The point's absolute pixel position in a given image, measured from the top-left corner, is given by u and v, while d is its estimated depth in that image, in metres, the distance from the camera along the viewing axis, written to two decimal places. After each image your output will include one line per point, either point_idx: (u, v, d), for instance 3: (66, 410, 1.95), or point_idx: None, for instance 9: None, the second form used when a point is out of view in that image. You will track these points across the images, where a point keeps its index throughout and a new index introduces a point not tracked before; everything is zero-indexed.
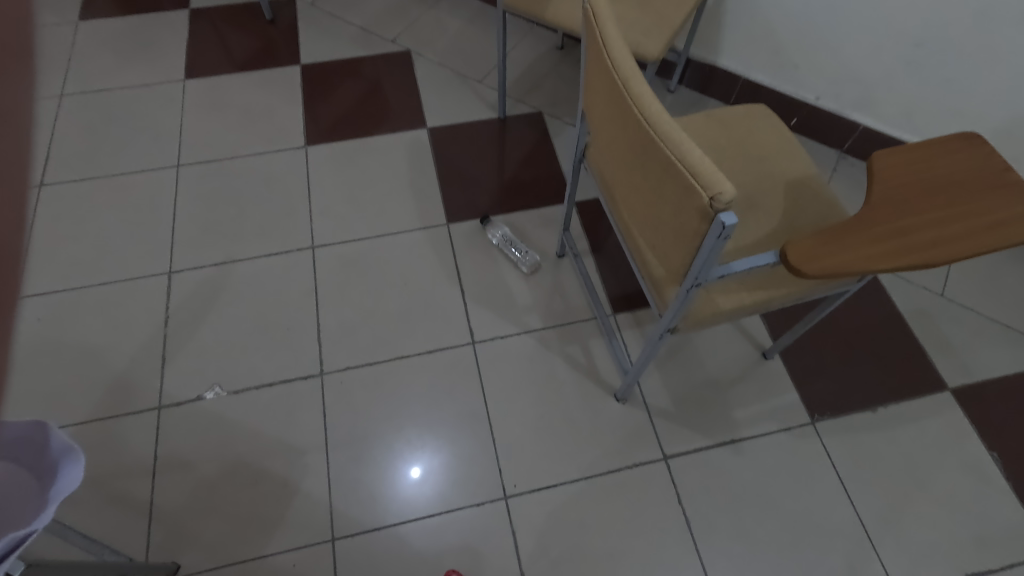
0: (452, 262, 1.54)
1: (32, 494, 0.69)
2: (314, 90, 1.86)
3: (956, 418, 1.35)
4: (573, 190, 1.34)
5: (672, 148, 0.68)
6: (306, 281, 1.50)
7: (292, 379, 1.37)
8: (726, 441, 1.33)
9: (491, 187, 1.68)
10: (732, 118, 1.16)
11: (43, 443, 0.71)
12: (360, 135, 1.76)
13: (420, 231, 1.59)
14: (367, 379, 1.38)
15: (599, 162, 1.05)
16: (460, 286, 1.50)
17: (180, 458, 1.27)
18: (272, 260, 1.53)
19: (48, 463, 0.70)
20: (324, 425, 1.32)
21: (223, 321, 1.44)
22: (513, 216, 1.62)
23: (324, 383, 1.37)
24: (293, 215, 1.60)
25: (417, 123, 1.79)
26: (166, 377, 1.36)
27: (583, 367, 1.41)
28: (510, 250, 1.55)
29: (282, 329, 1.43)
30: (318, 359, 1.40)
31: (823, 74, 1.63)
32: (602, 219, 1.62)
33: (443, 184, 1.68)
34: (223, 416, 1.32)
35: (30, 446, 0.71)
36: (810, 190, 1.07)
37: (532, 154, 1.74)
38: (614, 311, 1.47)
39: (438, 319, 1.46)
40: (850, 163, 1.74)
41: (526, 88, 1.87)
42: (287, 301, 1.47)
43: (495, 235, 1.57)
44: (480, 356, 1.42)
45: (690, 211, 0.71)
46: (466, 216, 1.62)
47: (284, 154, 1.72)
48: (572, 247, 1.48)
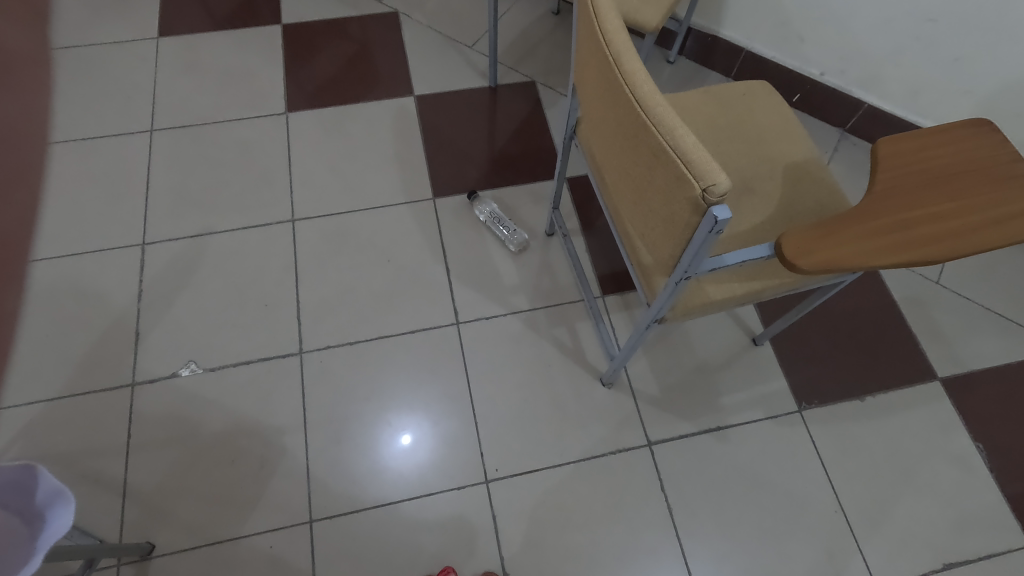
0: (437, 238, 1.49)
1: (20, 535, 0.71)
2: (296, 52, 1.76)
3: (944, 408, 1.34)
4: (563, 168, 1.28)
5: (666, 135, 0.63)
6: (285, 256, 1.45)
7: (271, 357, 1.33)
8: (711, 428, 1.31)
9: (480, 160, 1.61)
10: (730, 96, 1.11)
11: (28, 488, 0.74)
12: (343, 102, 1.68)
13: (405, 205, 1.53)
14: (348, 359, 1.34)
15: (589, 143, 1.00)
16: (446, 265, 1.46)
17: (155, 437, 1.24)
18: (250, 233, 1.47)
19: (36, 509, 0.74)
20: (303, 405, 1.29)
21: (199, 295, 1.39)
22: (501, 192, 1.57)
23: (303, 362, 1.33)
24: (273, 185, 1.54)
25: (403, 90, 1.71)
26: (140, 353, 1.32)
27: (569, 351, 1.38)
28: (497, 228, 1.49)
29: (260, 305, 1.39)
30: (297, 338, 1.35)
31: (829, 49, 1.56)
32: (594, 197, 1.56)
33: (430, 156, 1.61)
34: (198, 394, 1.28)
35: (18, 489, 0.74)
36: (809, 175, 1.02)
37: (523, 126, 1.67)
38: (603, 293, 1.43)
39: (421, 298, 1.42)
40: (852, 143, 1.69)
41: (519, 56, 1.79)
42: (266, 276, 1.42)
43: (482, 211, 1.51)
44: (464, 337, 1.38)
45: (682, 202, 0.66)
46: (453, 190, 1.56)
47: (263, 120, 1.64)
48: (562, 226, 1.43)
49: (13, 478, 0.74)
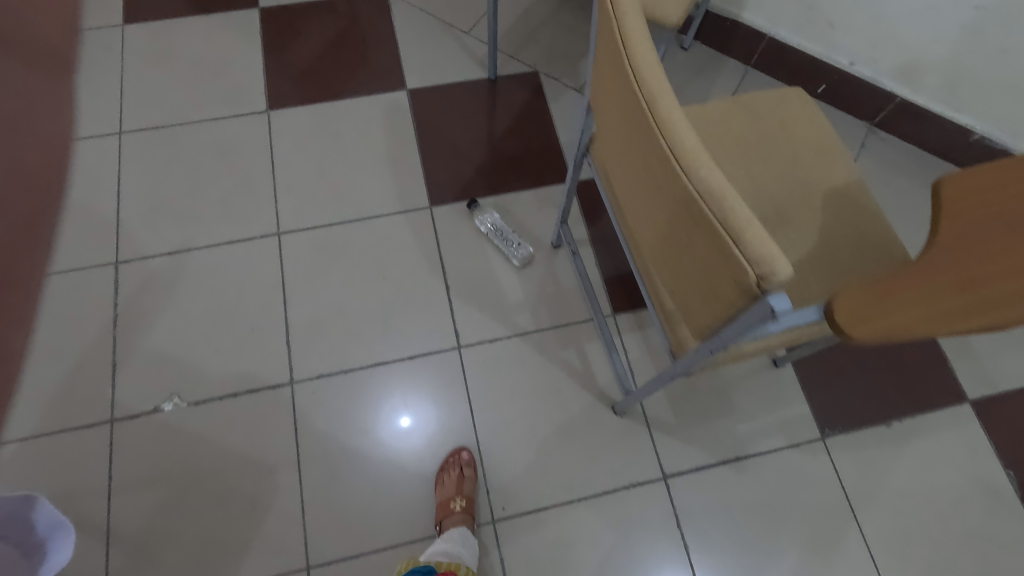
0: (435, 251, 1.38)
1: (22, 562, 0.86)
2: (276, 40, 1.61)
3: (973, 431, 1.27)
4: (573, 183, 1.16)
5: (714, 208, 0.52)
6: (271, 274, 1.34)
7: (259, 387, 1.24)
8: (730, 459, 1.24)
9: (480, 163, 1.49)
10: (763, 106, 0.98)
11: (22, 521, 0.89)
12: (329, 97, 1.54)
13: (399, 214, 1.41)
14: (342, 389, 1.25)
15: (606, 165, 0.88)
16: (445, 282, 1.35)
17: (137, 479, 1.16)
18: (231, 248, 1.36)
19: (35, 541, 0.90)
20: (295, 441, 1.21)
21: (181, 319, 1.29)
22: (503, 198, 1.45)
23: (294, 393, 1.24)
24: (255, 194, 1.41)
25: (395, 83, 1.57)
26: (118, 385, 1.22)
27: (579, 375, 1.29)
28: (499, 240, 1.38)
29: (245, 330, 1.28)
30: (287, 367, 1.26)
31: (861, 37, 1.42)
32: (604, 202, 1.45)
33: (426, 158, 1.48)
34: (182, 430, 1.20)
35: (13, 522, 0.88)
36: (852, 201, 0.91)
37: (526, 123, 1.54)
38: (614, 311, 1.34)
39: (418, 318, 1.32)
40: (879, 138, 1.57)
41: (520, 42, 1.64)
42: (251, 297, 1.31)
43: (484, 222, 1.39)
44: (466, 363, 1.29)
45: (729, 282, 0.56)
46: (451, 198, 1.44)
47: (242, 120, 1.50)
48: (570, 241, 1.32)
49: (12, 510, 0.88)
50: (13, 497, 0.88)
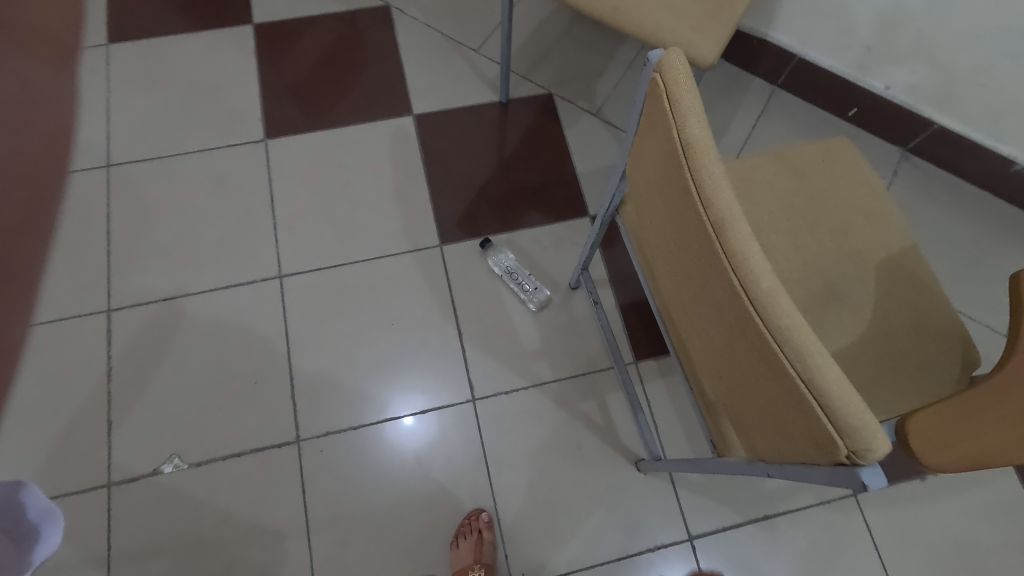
0: (447, 294, 1.31)
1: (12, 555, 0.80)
2: (273, 60, 1.50)
3: (1011, 484, 1.22)
4: (597, 238, 1.10)
5: (800, 370, 0.45)
6: (274, 321, 1.26)
7: (264, 446, 1.18)
8: (758, 517, 1.19)
9: (492, 197, 1.41)
10: (808, 164, 0.89)
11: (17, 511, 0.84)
12: (332, 124, 1.45)
13: (408, 254, 1.34)
14: (352, 447, 1.19)
15: (638, 240, 0.79)
16: (459, 328, 1.28)
17: (138, 546, 1.11)
18: (231, 293, 1.28)
19: (25, 527, 0.83)
20: (303, 504, 1.15)
21: (178, 373, 1.22)
22: (517, 235, 1.37)
23: (301, 452, 1.18)
24: (256, 231, 1.34)
25: (400, 108, 1.47)
26: (115, 445, 1.16)
27: (600, 429, 1.23)
28: (514, 283, 1.32)
29: (249, 383, 1.22)
30: (293, 423, 1.20)
31: (900, 61, 1.33)
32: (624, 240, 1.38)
33: (435, 191, 1.40)
34: (184, 492, 1.14)
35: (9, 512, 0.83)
36: (906, 276, 0.84)
37: (540, 152, 1.45)
38: (636, 359, 1.28)
39: (431, 366, 1.25)
40: (912, 164, 1.49)
41: (532, 61, 1.54)
42: (254, 346, 1.24)
43: (498, 263, 1.33)
44: (482, 416, 1.22)
45: (808, 439, 0.49)
46: (463, 235, 1.36)
47: (239, 150, 1.41)
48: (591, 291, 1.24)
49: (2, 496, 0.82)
50: (1, 483, 0.83)
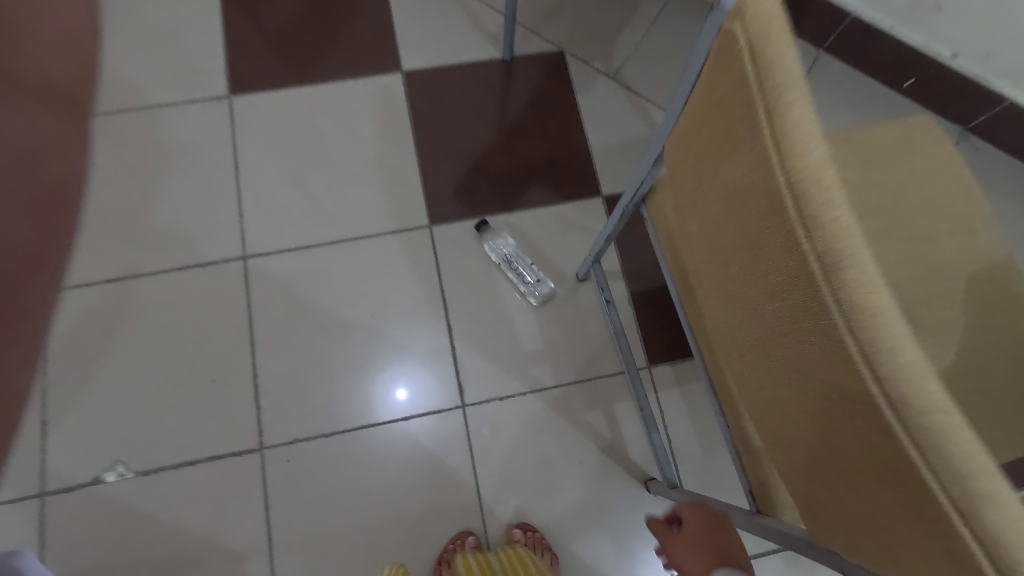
0: (436, 284, 1.15)
1: None
2: (241, 3, 1.30)
3: None
4: (615, 229, 0.92)
5: (961, 497, 0.29)
6: (238, 310, 1.11)
7: (222, 454, 1.03)
8: (781, 548, 1.05)
9: (490, 171, 1.23)
10: (886, 150, 0.71)
11: None
12: (309, 81, 1.26)
13: (392, 236, 1.17)
14: (323, 457, 1.05)
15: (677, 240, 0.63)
16: (449, 323, 1.13)
17: (77, 565, 0.97)
18: (189, 276, 1.12)
19: None
20: (266, 521, 1.01)
21: (126, 368, 1.06)
22: (518, 218, 1.20)
23: (264, 463, 1.03)
24: (218, 206, 1.17)
25: (388, 64, 1.28)
26: (50, 450, 1.01)
27: (605, 443, 1.08)
28: (514, 273, 1.15)
29: (207, 381, 1.07)
30: (257, 428, 1.05)
31: (975, 25, 1.12)
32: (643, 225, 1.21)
33: (425, 163, 1.22)
34: (130, 505, 1.00)
35: None
36: (1005, 298, 0.67)
37: (547, 121, 1.27)
38: (650, 364, 1.13)
39: (416, 364, 1.10)
40: (972, 147, 1.30)
41: (542, 13, 1.33)
42: (214, 338, 1.09)
43: (496, 250, 1.16)
44: (472, 425, 1.08)
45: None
46: (456, 216, 1.19)
47: (202, 108, 1.22)
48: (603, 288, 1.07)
49: None
50: None
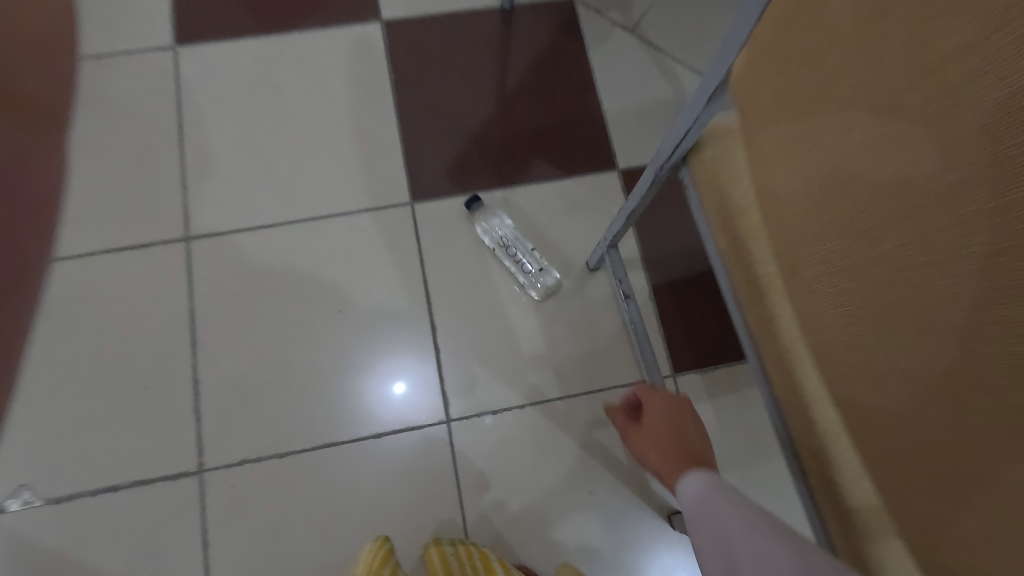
0: (418, 273, 0.96)
1: None
2: None
3: None
4: (639, 206, 0.71)
5: None
6: (178, 303, 0.92)
7: (151, 478, 0.85)
8: None
9: (484, 139, 1.03)
10: None
11: None
12: (271, 31, 1.06)
13: (366, 215, 0.98)
14: (276, 482, 0.86)
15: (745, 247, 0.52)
16: (432, 319, 0.94)
17: None
18: (120, 262, 0.93)
19: None
20: (204, 560, 0.83)
21: (40, 371, 0.88)
22: (516, 195, 1.01)
23: (203, 488, 0.85)
24: (157, 178, 0.98)
25: (365, 12, 1.08)
26: None
27: (618, 467, 0.90)
28: (512, 260, 0.96)
29: (137, 388, 0.88)
30: (195, 446, 0.87)
31: None
32: (665, 207, 1.02)
33: (407, 129, 1.03)
34: (38, 538, 0.82)
35: None
36: None
37: (553, 80, 1.07)
38: (675, 370, 0.94)
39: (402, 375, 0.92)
40: None
41: None
42: (148, 336, 0.91)
43: (490, 233, 0.97)
44: (458, 443, 0.89)
45: None
46: (442, 192, 1.00)
47: (140, 62, 1.03)
48: (622, 278, 0.88)
49: None
50: None
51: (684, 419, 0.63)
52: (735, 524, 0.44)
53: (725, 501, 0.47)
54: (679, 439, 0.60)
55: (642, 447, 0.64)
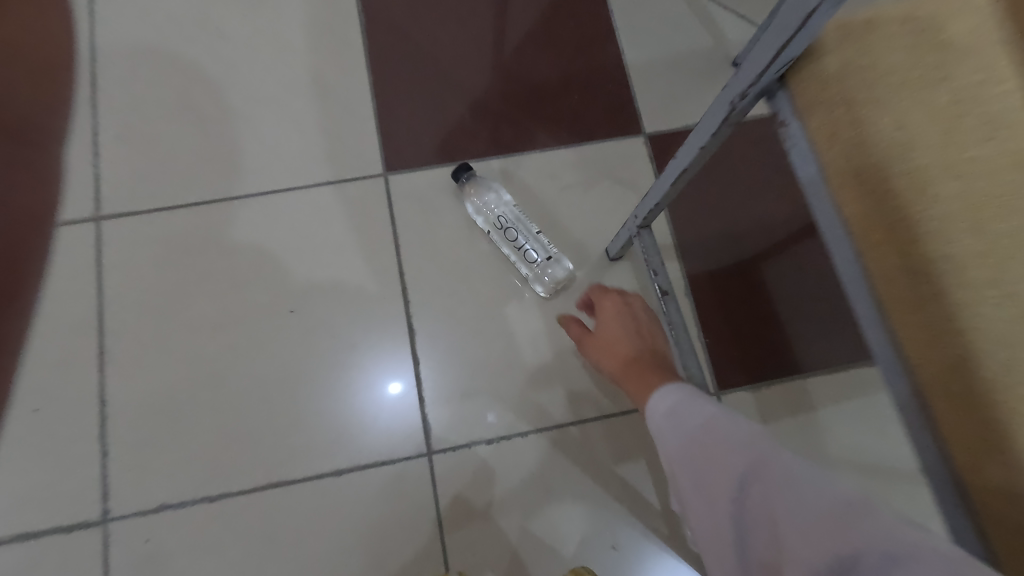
0: (392, 263, 0.76)
1: None
2: None
3: None
4: (692, 168, 0.49)
5: None
6: (84, 302, 0.72)
7: (40, 531, 0.65)
8: None
9: (476, 96, 0.83)
10: None
11: None
12: None
13: (327, 191, 0.78)
14: (205, 534, 0.67)
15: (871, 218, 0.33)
16: (411, 321, 0.75)
17: None
18: (9, 250, 0.73)
19: None
20: None
21: None
22: (516, 165, 0.81)
23: (108, 544, 0.65)
24: (58, 141, 0.77)
25: None
26: None
27: (645, 509, 0.71)
28: (511, 247, 0.76)
29: (25, 413, 0.68)
30: (99, 487, 0.67)
31: None
32: (702, 186, 0.83)
33: (380, 83, 0.83)
34: None
35: None
36: None
37: (561, 25, 0.87)
38: (720, 387, 0.75)
39: (404, 413, 0.72)
40: None
41: None
42: (43, 344, 0.71)
43: (484, 213, 0.77)
44: (443, 480, 0.70)
45: None
46: (423, 160, 0.80)
47: None
48: (658, 273, 0.66)
49: None
50: None
51: (635, 322, 0.63)
52: (725, 457, 0.40)
53: (709, 427, 0.42)
54: (631, 341, 0.60)
55: (596, 350, 0.63)
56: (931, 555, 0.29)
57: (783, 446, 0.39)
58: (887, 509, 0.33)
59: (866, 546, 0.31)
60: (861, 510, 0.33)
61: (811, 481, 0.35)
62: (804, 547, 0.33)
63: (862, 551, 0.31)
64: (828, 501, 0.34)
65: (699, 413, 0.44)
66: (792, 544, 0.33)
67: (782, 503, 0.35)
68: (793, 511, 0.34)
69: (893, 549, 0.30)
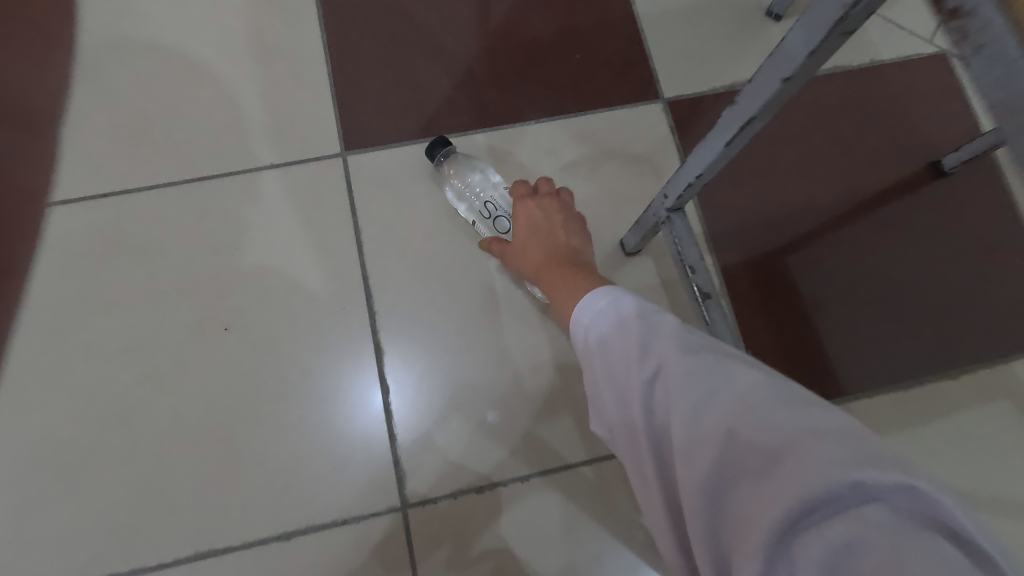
0: (351, 263, 0.61)
1: None
2: None
3: None
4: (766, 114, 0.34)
5: None
6: None
7: None
8: None
9: (455, 57, 0.68)
10: None
11: None
12: None
13: (270, 176, 0.63)
14: None
15: None
16: (377, 335, 0.59)
17: None
18: None
19: None
20: None
21: None
22: (504, 139, 0.65)
23: None
24: None
25: None
26: None
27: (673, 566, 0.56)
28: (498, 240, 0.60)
29: None
30: None
31: None
32: (741, 161, 0.68)
33: (337, 43, 0.67)
34: None
35: None
36: None
37: None
38: None
39: (391, 453, 0.57)
40: None
41: None
42: None
43: (466, 199, 0.62)
44: (419, 537, 0.55)
45: None
46: (390, 135, 0.65)
47: None
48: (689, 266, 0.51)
49: None
50: None
51: (553, 228, 0.51)
52: (625, 357, 0.34)
53: (614, 324, 0.36)
54: (556, 251, 0.48)
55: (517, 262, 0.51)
56: (819, 445, 0.26)
57: (701, 341, 0.33)
58: (776, 386, 0.30)
59: (755, 445, 0.27)
60: (758, 404, 0.29)
61: (712, 386, 0.30)
62: (697, 452, 0.29)
63: (749, 448, 0.28)
64: (725, 397, 0.29)
65: (601, 303, 0.37)
66: (682, 448, 0.30)
67: (675, 402, 0.30)
68: (686, 416, 0.30)
69: (781, 447, 0.27)
